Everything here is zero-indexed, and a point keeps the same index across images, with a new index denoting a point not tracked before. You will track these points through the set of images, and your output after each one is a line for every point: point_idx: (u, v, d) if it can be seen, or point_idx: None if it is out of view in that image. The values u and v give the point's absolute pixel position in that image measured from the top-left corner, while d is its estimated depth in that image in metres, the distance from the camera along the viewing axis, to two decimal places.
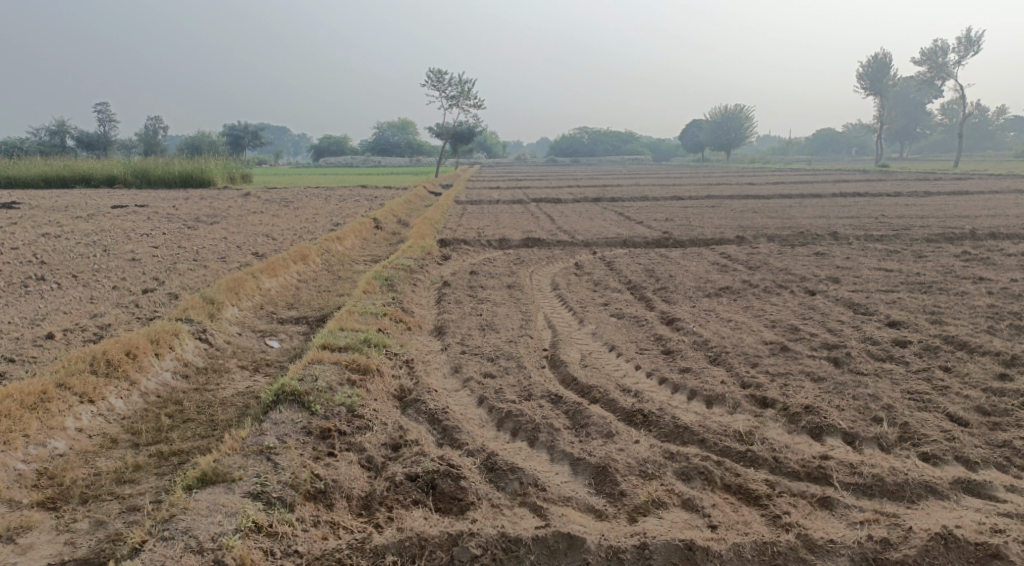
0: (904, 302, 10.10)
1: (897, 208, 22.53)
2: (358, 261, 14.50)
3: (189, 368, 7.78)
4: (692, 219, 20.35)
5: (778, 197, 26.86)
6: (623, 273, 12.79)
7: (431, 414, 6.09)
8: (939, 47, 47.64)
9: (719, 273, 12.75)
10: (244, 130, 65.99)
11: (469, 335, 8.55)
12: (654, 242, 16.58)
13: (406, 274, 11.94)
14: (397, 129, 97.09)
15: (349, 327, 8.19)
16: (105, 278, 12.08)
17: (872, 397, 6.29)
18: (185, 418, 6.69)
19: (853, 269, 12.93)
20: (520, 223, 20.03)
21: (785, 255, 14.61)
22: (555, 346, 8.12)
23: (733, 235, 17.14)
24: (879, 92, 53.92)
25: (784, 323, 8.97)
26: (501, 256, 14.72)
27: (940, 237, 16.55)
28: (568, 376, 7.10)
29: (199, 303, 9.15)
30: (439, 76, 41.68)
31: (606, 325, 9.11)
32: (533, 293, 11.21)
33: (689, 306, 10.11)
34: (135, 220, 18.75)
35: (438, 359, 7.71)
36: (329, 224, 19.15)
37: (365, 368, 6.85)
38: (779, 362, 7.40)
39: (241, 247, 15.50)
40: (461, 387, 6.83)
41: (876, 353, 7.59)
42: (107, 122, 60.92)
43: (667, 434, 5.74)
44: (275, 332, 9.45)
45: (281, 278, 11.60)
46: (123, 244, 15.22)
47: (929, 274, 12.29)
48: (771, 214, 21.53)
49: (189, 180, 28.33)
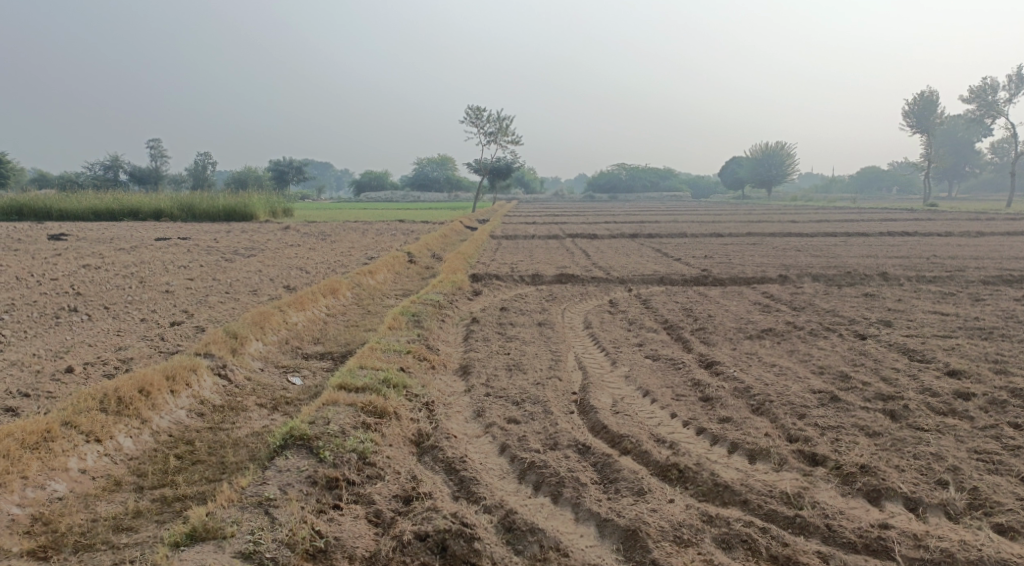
0: (964, 349, 9.43)
1: (948, 248, 21.65)
2: (389, 296, 14.26)
3: (206, 405, 7.47)
4: (732, 257, 19.78)
5: (821, 235, 26.12)
6: (659, 312, 12.30)
7: (448, 463, 5.67)
8: (988, 85, 46.45)
9: (761, 313, 12.19)
10: (289, 165, 67.10)
11: (495, 376, 8.14)
12: (692, 279, 16.05)
13: (435, 310, 11.63)
14: (438, 165, 98.17)
15: (369, 365, 7.84)
16: (136, 309, 11.99)
17: (935, 458, 5.70)
18: (194, 459, 6.37)
19: (905, 312, 12.26)
20: (556, 258, 19.68)
21: (832, 295, 13.95)
22: (585, 390, 7.66)
23: (775, 274, 16.53)
24: (926, 130, 52.78)
25: (833, 370, 8.40)
26: (534, 293, 14.36)
27: (997, 279, 15.73)
28: (598, 424, 6.63)
29: (221, 337, 8.89)
30: (478, 114, 42.00)
31: (641, 368, 8.61)
32: (566, 332, 10.78)
33: (730, 348, 9.57)
34: (174, 252, 18.87)
35: (461, 401, 7.31)
36: (363, 258, 19.03)
37: (382, 412, 6.47)
38: (828, 413, 6.82)
39: (274, 279, 15.41)
40: (484, 433, 6.41)
41: (937, 407, 6.97)
42: (159, 157, 62.62)
43: (704, 493, 5.23)
44: (298, 368, 9.14)
45: (309, 311, 11.36)
46: (159, 275, 15.24)
47: (988, 319, 11.56)
48: (815, 252, 20.85)
49: (233, 214, 28.66)
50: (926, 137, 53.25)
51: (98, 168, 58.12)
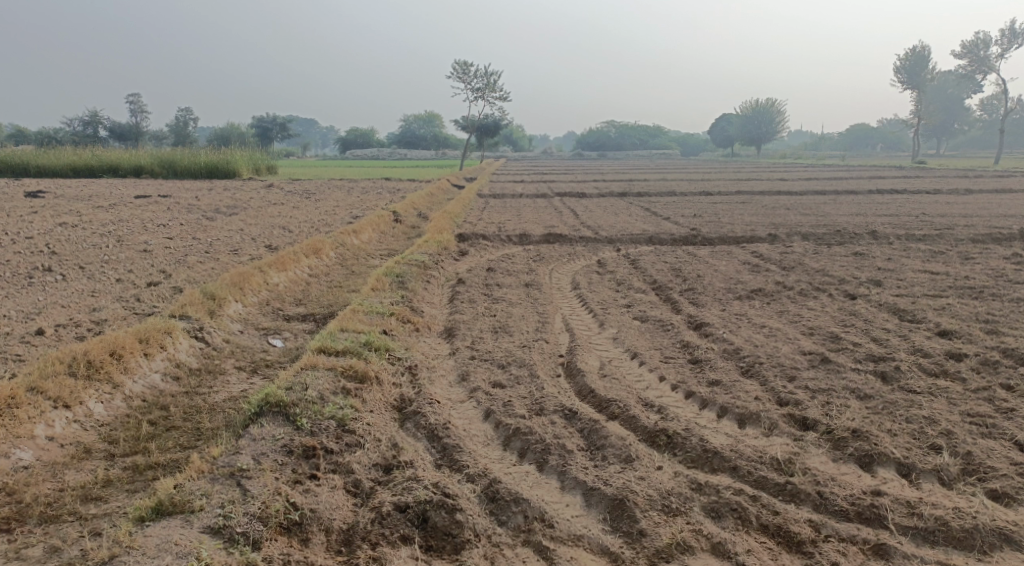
0: (954, 309, 9.32)
1: (937, 206, 21.53)
2: (374, 255, 13.98)
3: (182, 369, 7.25)
4: (721, 215, 19.57)
5: (811, 193, 25.92)
6: (648, 272, 12.11)
7: (431, 429, 5.51)
8: (981, 39, 45.88)
9: (750, 273, 12.04)
10: (273, 122, 65.82)
11: (480, 339, 7.95)
12: (681, 239, 15.86)
13: (420, 270, 11.39)
14: (425, 122, 96.81)
15: (351, 328, 7.63)
16: (112, 270, 11.65)
17: (928, 421, 5.59)
18: (169, 425, 6.19)
19: (895, 271, 12.14)
20: (543, 217, 19.40)
21: (822, 254, 13.81)
22: (572, 353, 7.49)
23: (765, 233, 16.36)
24: (917, 86, 52.27)
25: (824, 331, 8.27)
26: (521, 252, 14.13)
27: (987, 238, 15.64)
28: (585, 388, 6.47)
29: (198, 299, 8.62)
30: (465, 68, 41.07)
31: (629, 330, 8.45)
32: (553, 293, 10.59)
33: (719, 309, 9.42)
34: (154, 210, 18.43)
35: (445, 365, 7.13)
36: (348, 217, 18.64)
37: (363, 376, 6.28)
38: (819, 376, 6.69)
39: (256, 239, 15.05)
40: (468, 398, 6.24)
41: (928, 369, 6.86)
42: (139, 113, 61.25)
43: (693, 459, 5.10)
44: (280, 331, 8.90)
45: (290, 272, 11.08)
46: (137, 234, 14.84)
47: (978, 278, 11.46)
48: (805, 211, 20.68)
49: (215, 171, 28.04)
50: (917, 93, 52.77)
51: (77, 125, 56.82)
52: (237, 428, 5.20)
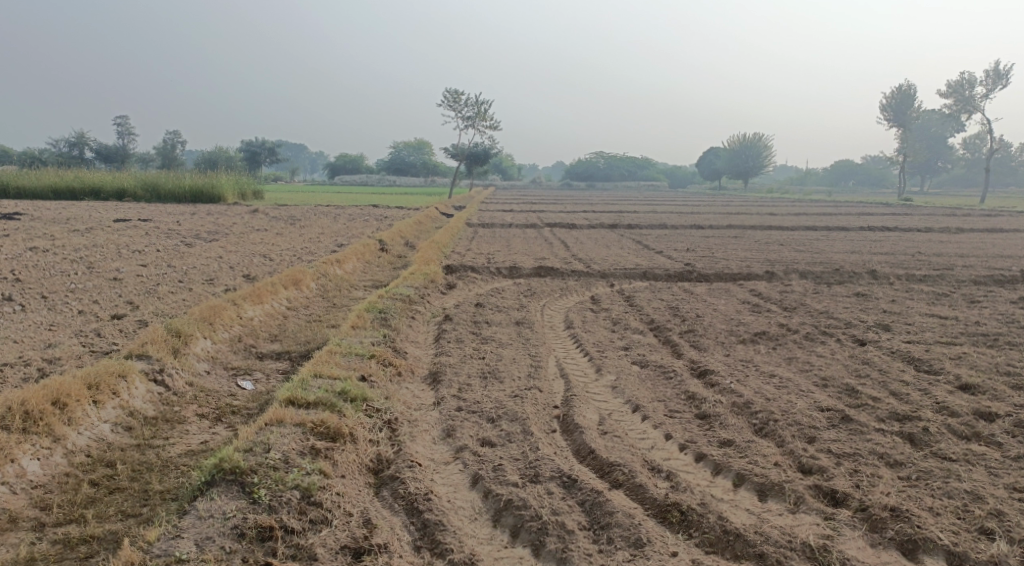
0: (971, 358, 8.74)
1: (932, 244, 21.19)
2: (357, 287, 13.33)
3: (135, 418, 6.51)
4: (715, 250, 19.12)
5: (802, 229, 25.58)
6: (644, 310, 11.49)
7: (410, 501, 4.84)
8: (965, 79, 46.14)
9: (751, 314, 11.45)
10: (262, 147, 65.18)
11: (468, 386, 7.26)
12: (676, 274, 15.33)
13: (404, 305, 10.72)
14: (415, 150, 96.89)
15: (325, 374, 6.93)
16: (76, 300, 10.89)
17: (973, 497, 5.04)
18: (113, 487, 5.48)
19: (902, 315, 11.61)
20: (533, 249, 18.86)
21: (822, 295, 13.31)
22: (568, 404, 6.81)
23: (761, 269, 15.87)
24: (902, 124, 52.62)
25: (838, 383, 7.65)
26: (511, 286, 13.53)
27: (988, 279, 15.21)
28: (584, 447, 5.82)
29: (162, 336, 7.87)
30: (455, 97, 40.82)
31: (628, 377, 7.78)
32: (545, 332, 9.95)
33: (723, 354, 8.77)
34: (132, 235, 17.72)
35: (428, 418, 6.42)
36: (333, 246, 18.00)
37: (335, 434, 5.56)
38: (842, 438, 6.05)
39: (234, 267, 14.38)
40: (453, 459, 5.59)
41: (959, 431, 6.25)
42: (127, 135, 60.60)
43: (712, 542, 4.57)
44: (250, 371, 8.17)
45: (267, 305, 10.37)
46: (110, 261, 14.12)
47: (989, 324, 10.91)
48: (799, 247, 20.27)
49: (200, 196, 27.29)
50: (903, 132, 53.06)
51: (63, 146, 56.06)
52: (190, 503, 4.55)
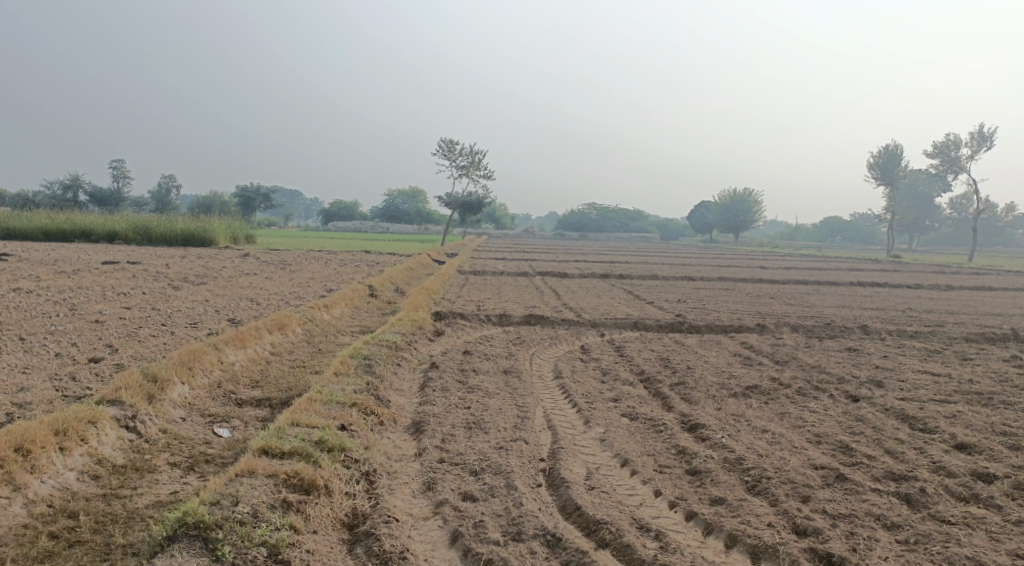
0: (966, 417, 8.56)
1: (923, 301, 21.18)
2: (344, 333, 13.12)
3: (104, 466, 6.24)
4: (706, 302, 19.03)
5: (793, 283, 25.59)
6: (634, 361, 11.31)
7: (384, 560, 4.80)
8: (952, 140, 46.92)
9: (742, 367, 11.29)
10: (257, 191, 65.32)
11: (451, 437, 7.03)
12: (667, 325, 15.19)
13: (390, 352, 10.51)
14: (409, 197, 97.49)
15: (303, 422, 6.71)
16: (55, 342, 10.63)
17: (974, 564, 4.87)
18: (74, 539, 5.24)
19: (894, 371, 11.46)
20: (524, 298, 18.73)
21: (814, 349, 13.16)
22: (554, 458, 6.58)
23: (753, 322, 15.75)
24: (890, 182, 53.32)
25: (832, 439, 7.45)
26: (500, 335, 13.35)
27: (980, 337, 15.12)
28: (570, 503, 5.58)
29: (137, 380, 7.63)
30: (450, 146, 41.18)
31: (617, 430, 7.56)
32: (533, 382, 9.75)
33: (714, 408, 8.56)
34: (119, 277, 17.51)
35: (408, 470, 6.19)
36: (322, 291, 17.82)
37: (309, 485, 5.37)
38: (837, 497, 5.85)
39: (220, 311, 14.16)
40: (432, 514, 5.38)
41: (957, 492, 6.05)
42: (122, 178, 60.75)
43: None
44: (228, 418, 7.91)
45: (250, 349, 10.13)
46: (93, 302, 13.88)
47: (983, 382, 10.77)
48: (790, 301, 20.21)
49: (191, 239, 27.13)
50: (891, 190, 53.72)
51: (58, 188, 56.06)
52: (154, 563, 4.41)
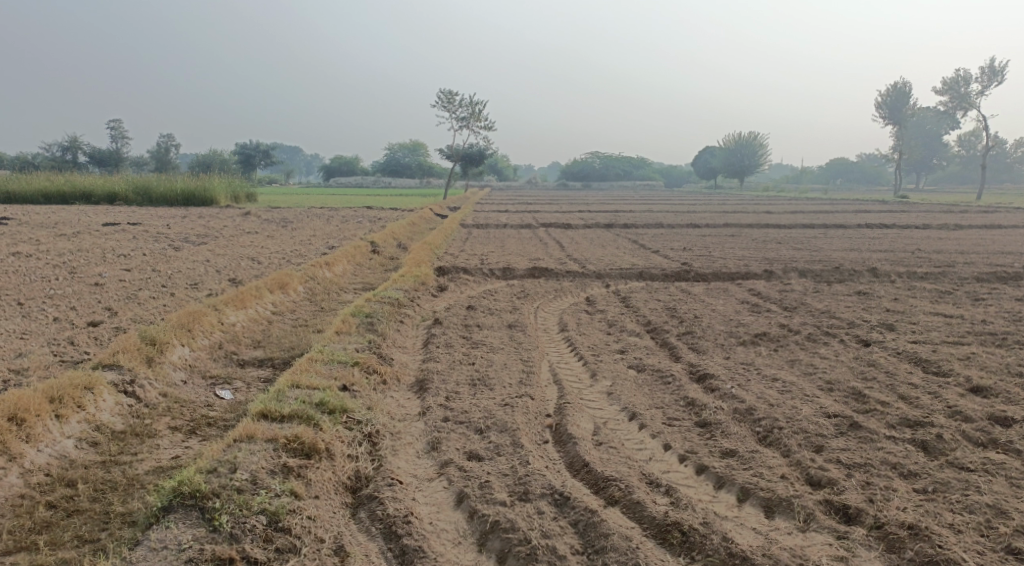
0: (980, 358, 8.38)
1: (932, 241, 20.86)
2: (346, 290, 12.95)
3: (103, 432, 6.13)
4: (712, 249, 18.77)
5: (800, 227, 25.24)
6: (641, 312, 11.13)
7: (388, 524, 4.72)
8: (961, 76, 45.90)
9: (751, 314, 11.09)
10: (256, 149, 64.57)
11: (456, 394, 6.90)
12: (673, 274, 14.97)
13: (392, 309, 10.33)
14: (411, 151, 96.51)
15: (304, 384, 6.58)
16: (54, 306, 10.47)
17: (995, 512, 4.74)
18: (72, 509, 5.16)
19: (905, 314, 11.26)
20: (528, 249, 18.50)
21: (823, 294, 12.96)
22: (561, 413, 6.44)
23: (760, 268, 15.51)
24: (897, 122, 52.34)
25: (844, 386, 7.29)
26: (504, 288, 13.16)
27: (991, 276, 14.87)
28: (578, 460, 5.46)
29: (135, 344, 7.48)
30: (449, 97, 40.44)
31: (624, 383, 7.41)
32: (538, 336, 9.59)
33: (723, 357, 8.40)
34: (119, 239, 17.32)
35: (412, 430, 6.07)
36: (324, 248, 17.60)
37: (310, 450, 5.26)
38: (851, 446, 5.71)
39: (221, 271, 13.97)
40: (437, 475, 5.27)
41: (974, 437, 5.89)
42: (120, 139, 60.07)
43: None
44: (230, 380, 7.78)
45: (250, 310, 9.95)
46: (92, 266, 13.69)
47: (996, 322, 10.57)
48: (798, 245, 19.91)
49: (191, 198, 26.78)
50: (899, 130, 52.75)
51: (56, 150, 55.52)
52: (152, 536, 4.30)
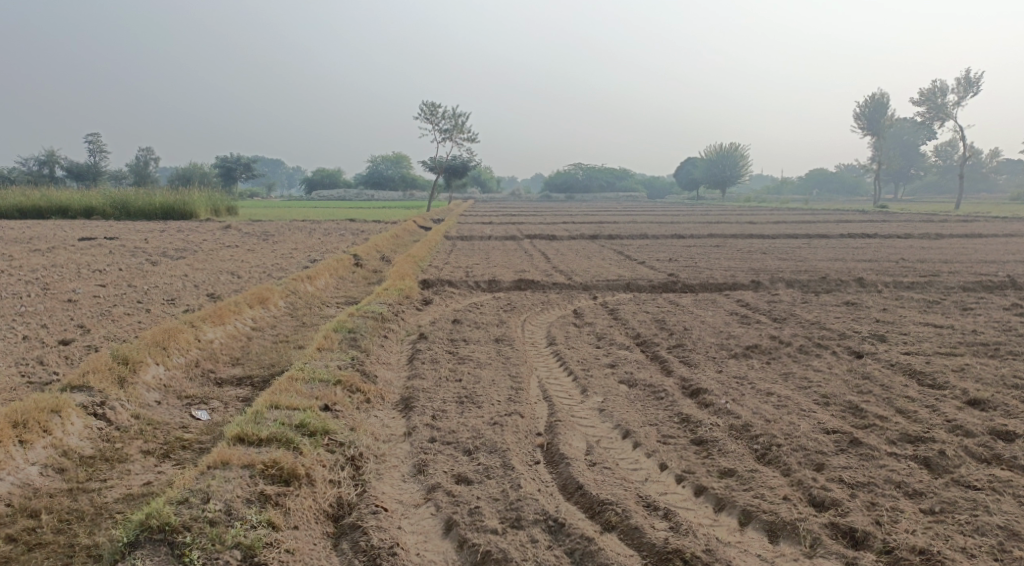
0: (975, 369, 8.24)
1: (916, 251, 20.88)
2: (328, 304, 12.64)
3: (70, 458, 5.81)
4: (698, 259, 18.66)
5: (784, 237, 25.21)
6: (629, 324, 10.93)
7: (373, 556, 4.46)
8: (938, 87, 46.40)
9: (740, 326, 10.92)
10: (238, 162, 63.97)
11: (442, 413, 6.64)
12: (660, 285, 14.79)
13: (376, 324, 10.06)
14: (394, 163, 96.23)
15: (284, 404, 6.29)
16: (24, 324, 10.09)
17: (1007, 534, 4.56)
18: (34, 543, 4.85)
19: (895, 324, 11.15)
20: (513, 261, 18.27)
21: (811, 304, 12.84)
22: (552, 432, 6.20)
23: (747, 279, 15.38)
24: (876, 132, 52.81)
25: (841, 400, 7.11)
26: (490, 301, 12.92)
27: (977, 285, 14.83)
28: (571, 482, 5.22)
29: (106, 363, 7.15)
30: (432, 109, 40.30)
31: (616, 398, 7.19)
32: (526, 350, 9.34)
33: (715, 371, 8.20)
34: (94, 254, 16.89)
35: (397, 452, 5.79)
36: (305, 261, 17.27)
37: (290, 476, 4.99)
38: (853, 464, 5.51)
39: (199, 286, 13.62)
40: (424, 501, 5.01)
41: (978, 453, 5.72)
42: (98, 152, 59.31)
43: None
44: (206, 400, 7.47)
45: (229, 326, 9.62)
46: (66, 281, 13.29)
47: (987, 332, 10.46)
48: (783, 255, 19.83)
49: (170, 212, 26.30)
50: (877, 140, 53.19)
51: (33, 164, 54.72)
52: None
